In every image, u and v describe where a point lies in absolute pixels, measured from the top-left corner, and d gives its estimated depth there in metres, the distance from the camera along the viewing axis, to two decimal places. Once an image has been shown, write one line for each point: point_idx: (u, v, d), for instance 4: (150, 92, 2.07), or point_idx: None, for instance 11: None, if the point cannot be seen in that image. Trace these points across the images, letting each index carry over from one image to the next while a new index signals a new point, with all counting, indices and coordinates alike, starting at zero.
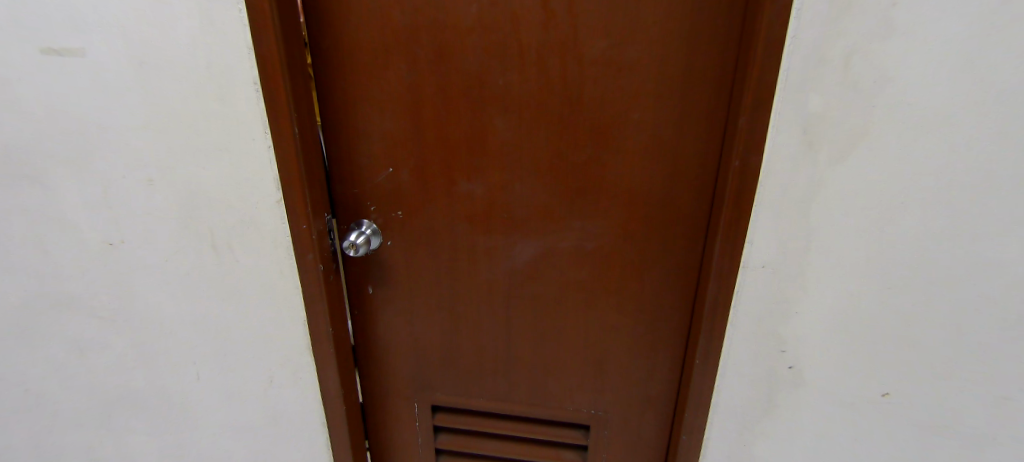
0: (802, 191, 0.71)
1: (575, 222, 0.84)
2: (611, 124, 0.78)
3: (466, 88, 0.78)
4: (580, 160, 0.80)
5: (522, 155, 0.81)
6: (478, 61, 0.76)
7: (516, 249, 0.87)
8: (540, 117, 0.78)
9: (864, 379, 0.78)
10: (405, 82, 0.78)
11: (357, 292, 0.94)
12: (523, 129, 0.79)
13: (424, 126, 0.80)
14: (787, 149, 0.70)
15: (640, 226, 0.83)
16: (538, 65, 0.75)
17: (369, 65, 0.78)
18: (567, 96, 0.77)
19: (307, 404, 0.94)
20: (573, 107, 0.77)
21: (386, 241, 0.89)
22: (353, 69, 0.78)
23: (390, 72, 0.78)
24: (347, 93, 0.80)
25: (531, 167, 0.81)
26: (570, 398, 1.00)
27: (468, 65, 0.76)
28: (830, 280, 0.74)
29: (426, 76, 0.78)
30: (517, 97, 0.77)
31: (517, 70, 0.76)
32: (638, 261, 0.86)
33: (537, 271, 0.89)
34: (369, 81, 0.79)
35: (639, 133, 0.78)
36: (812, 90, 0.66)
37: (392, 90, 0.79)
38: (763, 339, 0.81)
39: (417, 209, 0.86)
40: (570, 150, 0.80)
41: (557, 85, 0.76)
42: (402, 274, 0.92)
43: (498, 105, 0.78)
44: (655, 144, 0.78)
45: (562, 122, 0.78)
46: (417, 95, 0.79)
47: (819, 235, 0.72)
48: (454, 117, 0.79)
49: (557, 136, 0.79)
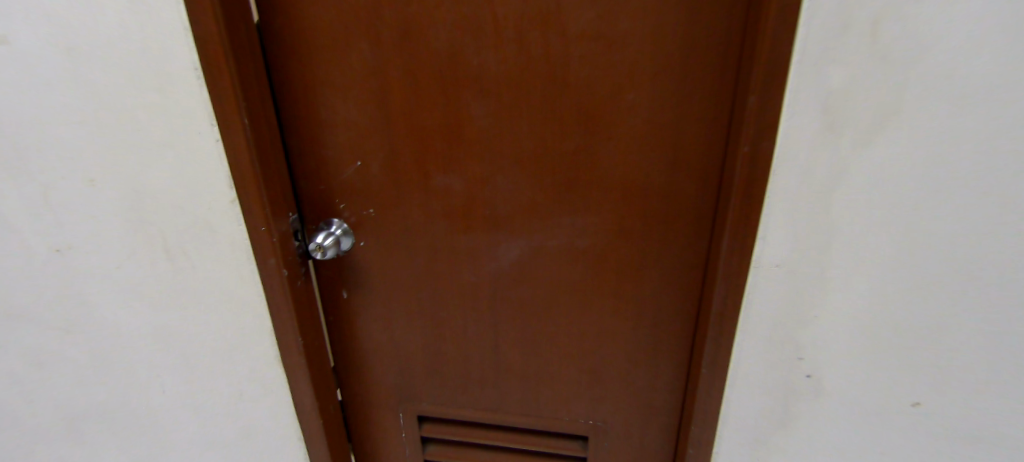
0: (821, 181, 0.61)
1: (565, 217, 0.76)
2: (601, 108, 0.68)
3: (437, 69, 0.69)
4: (567, 147, 0.71)
5: (502, 145, 0.72)
6: (450, 40, 0.67)
7: (501, 249, 0.79)
8: (522, 102, 0.69)
9: (890, 387, 0.69)
10: (369, 66, 0.70)
11: (331, 297, 0.87)
12: (503, 116, 0.70)
13: (393, 114, 0.72)
14: (805, 133, 0.60)
15: (639, 222, 0.75)
16: (518, 39, 0.66)
17: (328, 45, 0.69)
18: (551, 77, 0.68)
19: (281, 418, 0.88)
20: (558, 88, 0.68)
21: (358, 242, 0.82)
22: (312, 51, 0.70)
23: (353, 54, 0.69)
24: (305, 77, 0.72)
25: (514, 157, 0.73)
26: (565, 406, 0.92)
27: (440, 45, 0.68)
28: (853, 281, 0.65)
29: (393, 58, 0.69)
30: (495, 78, 0.69)
31: (495, 49, 0.67)
32: (636, 261, 0.77)
33: (525, 272, 0.81)
34: (330, 63, 0.70)
35: (633, 117, 0.69)
36: (833, 64, 0.56)
37: (356, 75, 0.71)
38: (778, 347, 0.72)
39: (391, 207, 0.78)
40: (558, 136, 0.71)
41: (539, 65, 0.67)
42: (378, 277, 0.84)
43: (475, 88, 0.70)
44: (653, 129, 0.69)
45: (546, 106, 0.69)
46: (384, 79, 0.70)
47: (841, 230, 0.63)
48: (427, 103, 0.71)
49: (541, 122, 0.70)
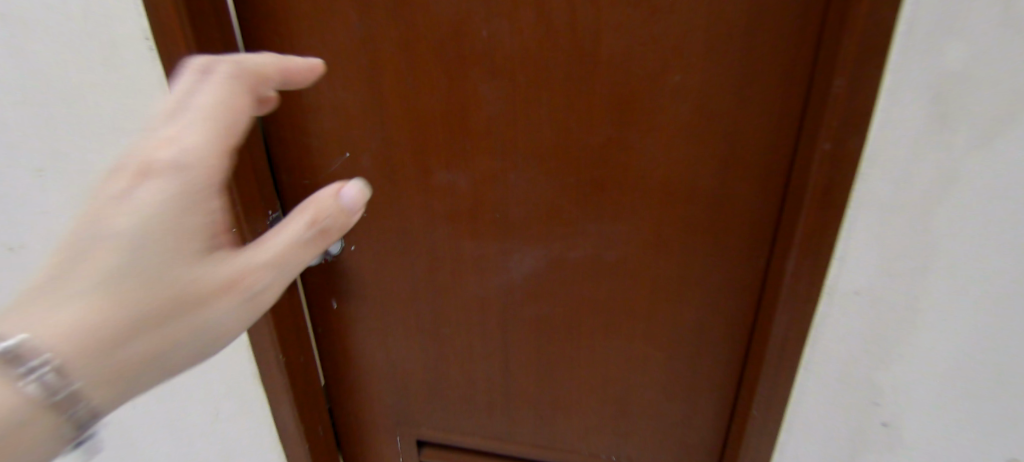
0: (924, 191, 0.47)
1: (590, 225, 0.63)
2: (637, 93, 0.55)
3: (438, 43, 0.57)
4: (594, 141, 0.59)
5: (515, 137, 0.60)
6: (452, 7, 0.54)
7: (513, 258, 0.67)
8: (540, 84, 0.57)
9: (986, 441, 0.57)
10: (357, 38, 0.58)
11: (320, 306, 0.76)
12: (517, 102, 0.58)
13: (387, 99, 0.60)
14: (910, 128, 0.45)
15: (679, 232, 0.62)
16: (536, 7, 0.53)
17: (309, 15, 0.58)
18: (577, 53, 0.54)
19: (263, 442, 0.78)
20: (585, 69, 0.55)
21: (349, 246, 0.71)
22: (291, 22, 0.58)
23: (339, 26, 0.58)
24: (285, 54, 0.60)
25: (530, 151, 0.60)
26: (584, 438, 0.80)
27: (440, 14, 0.55)
28: (954, 314, 0.52)
29: (385, 29, 0.57)
30: (507, 56, 0.56)
31: (506, 19, 0.54)
32: (675, 278, 0.64)
33: (541, 286, 0.69)
34: (312, 37, 0.59)
35: (679, 104, 0.55)
36: (959, 34, 0.41)
37: (342, 51, 0.59)
38: (849, 390, 0.59)
39: (385, 206, 0.67)
40: (583, 127, 0.58)
41: (563, 37, 0.54)
42: (372, 286, 0.73)
43: (482, 69, 0.57)
44: (704, 120, 0.55)
45: (570, 88, 0.56)
46: (375, 57, 0.59)
47: (944, 254, 0.49)
48: (426, 84, 0.59)
49: (563, 109, 0.57)
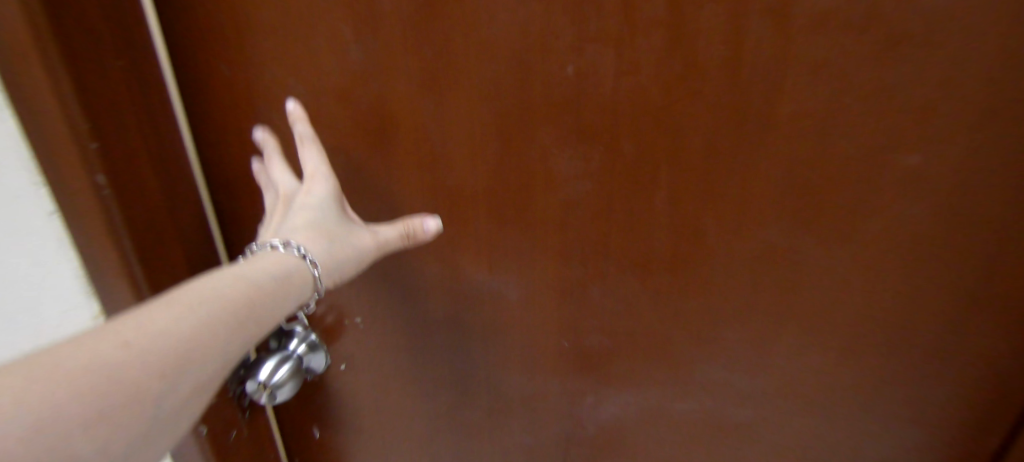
0: None
1: (704, 362, 0.42)
2: (829, 188, 0.32)
3: (492, 91, 0.32)
4: (738, 249, 0.36)
5: (609, 238, 0.37)
6: (526, 34, 0.30)
7: (582, 397, 0.46)
8: (662, 165, 0.33)
9: None
10: (349, 73, 0.33)
11: (292, 442, 0.52)
12: (620, 188, 0.35)
13: (401, 174, 0.37)
14: None
15: (842, 377, 0.40)
16: (680, 36, 0.29)
17: (268, 41, 0.32)
18: (737, 118, 0.31)
19: None
20: (748, 145, 0.32)
21: (337, 365, 0.47)
22: (239, 52, 0.33)
23: (325, 60, 0.32)
24: (231, 105, 0.35)
25: (626, 260, 0.38)
26: None
27: (505, 46, 0.31)
28: None
29: (402, 60, 0.32)
30: (618, 118, 0.32)
31: (623, 58, 0.30)
32: (819, 432, 0.43)
33: (615, 429, 0.47)
34: (274, 78, 0.34)
35: (896, 209, 0.32)
36: None
37: (330, 99, 0.34)
38: None
39: (390, 320, 0.44)
40: (724, 230, 0.35)
41: (720, 91, 0.30)
42: (370, 420, 0.50)
43: (567, 136, 0.33)
44: (946, 231, 0.32)
45: (711, 173, 0.33)
46: (388, 110, 0.34)
47: None
48: (466, 155, 0.35)
49: (692, 203, 0.35)
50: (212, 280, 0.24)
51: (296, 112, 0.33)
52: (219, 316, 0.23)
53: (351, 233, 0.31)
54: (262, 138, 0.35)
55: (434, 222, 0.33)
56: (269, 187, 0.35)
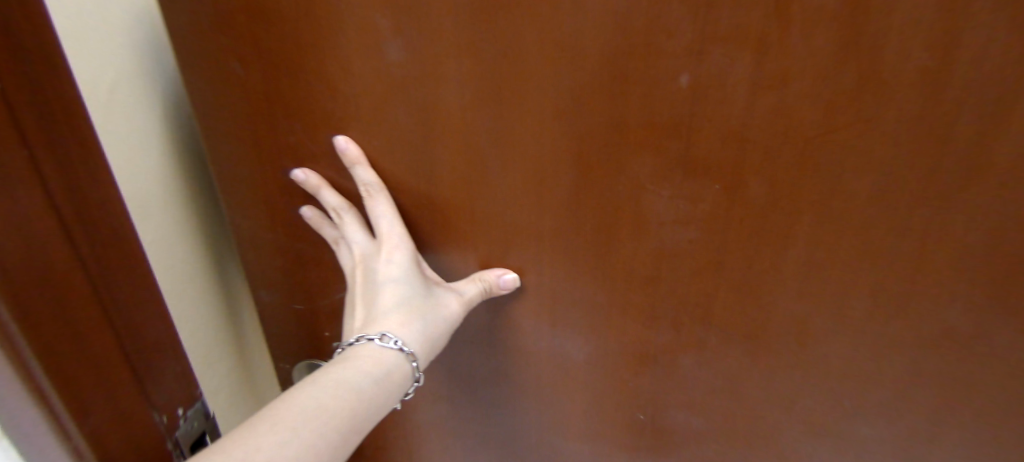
0: None
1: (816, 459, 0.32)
2: None
3: (568, 105, 0.25)
4: (903, 339, 0.26)
5: (712, 300, 0.28)
6: (619, 27, 0.22)
7: None
8: (799, 218, 0.24)
9: None
10: (392, 78, 0.27)
11: None
12: (733, 240, 0.26)
13: (444, 198, 0.30)
14: None
15: None
16: (858, 35, 0.19)
17: (300, 26, 0.26)
18: (927, 165, 0.21)
19: None
20: (944, 200, 0.21)
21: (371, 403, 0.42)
22: (265, 40, 0.28)
23: (362, 53, 0.26)
24: (257, 104, 0.30)
25: (728, 333, 0.29)
26: None
27: (587, 42, 0.23)
28: None
29: (453, 67, 0.25)
30: (741, 147, 0.23)
31: (758, 64, 0.21)
32: None
33: None
34: (305, 72, 0.28)
35: None
36: None
37: (364, 104, 0.28)
38: None
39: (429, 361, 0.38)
40: (885, 311, 0.25)
41: (905, 125, 0.20)
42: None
43: (665, 166, 0.25)
44: None
45: (874, 235, 0.23)
46: (431, 120, 0.27)
47: None
48: (529, 184, 0.27)
49: (837, 271, 0.25)
50: (309, 387, 0.24)
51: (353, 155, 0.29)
52: (328, 430, 0.23)
53: (435, 303, 0.29)
54: (303, 181, 0.31)
55: (513, 276, 0.31)
56: (327, 233, 0.32)
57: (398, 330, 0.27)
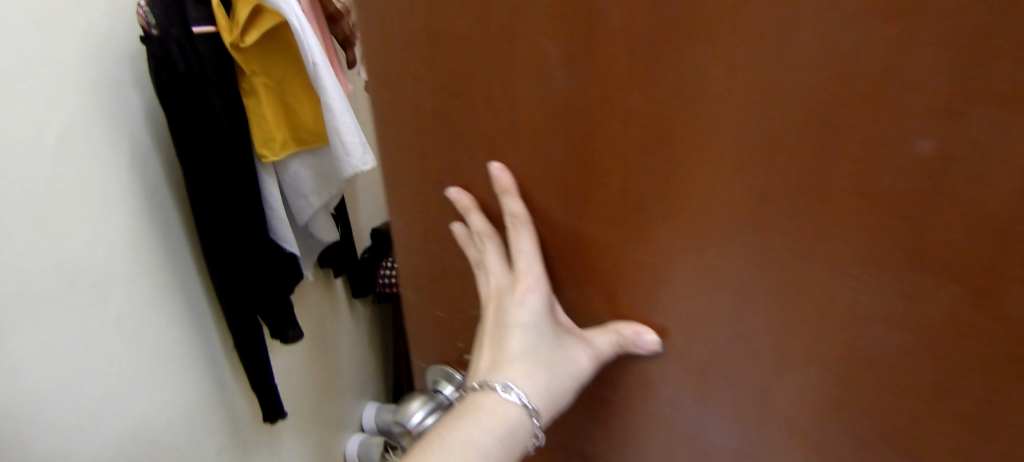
0: None
1: None
2: None
3: (748, 159, 0.21)
4: None
5: (917, 428, 0.21)
6: (836, 69, 0.17)
7: None
8: None
9: None
10: (547, 113, 0.26)
11: None
12: (966, 367, 0.19)
13: (589, 235, 0.28)
14: None
15: None
16: None
17: (475, 49, 0.26)
18: None
19: None
20: None
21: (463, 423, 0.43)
22: (440, 56, 0.28)
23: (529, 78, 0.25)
24: (426, 117, 0.31)
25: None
26: None
27: (785, 83, 0.19)
28: None
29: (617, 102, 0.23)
30: (999, 248, 0.16)
31: None
32: None
33: None
34: (473, 93, 0.28)
35: None
36: None
37: (523, 129, 0.27)
38: None
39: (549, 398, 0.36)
40: None
41: None
42: None
43: (873, 252, 0.19)
44: None
45: None
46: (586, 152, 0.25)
47: None
48: (683, 242, 0.24)
49: None
50: (444, 445, 0.27)
51: (503, 186, 0.29)
52: None
53: (563, 353, 0.30)
54: (456, 200, 0.32)
55: (654, 336, 0.28)
56: (472, 257, 0.33)
57: (528, 376, 0.29)
